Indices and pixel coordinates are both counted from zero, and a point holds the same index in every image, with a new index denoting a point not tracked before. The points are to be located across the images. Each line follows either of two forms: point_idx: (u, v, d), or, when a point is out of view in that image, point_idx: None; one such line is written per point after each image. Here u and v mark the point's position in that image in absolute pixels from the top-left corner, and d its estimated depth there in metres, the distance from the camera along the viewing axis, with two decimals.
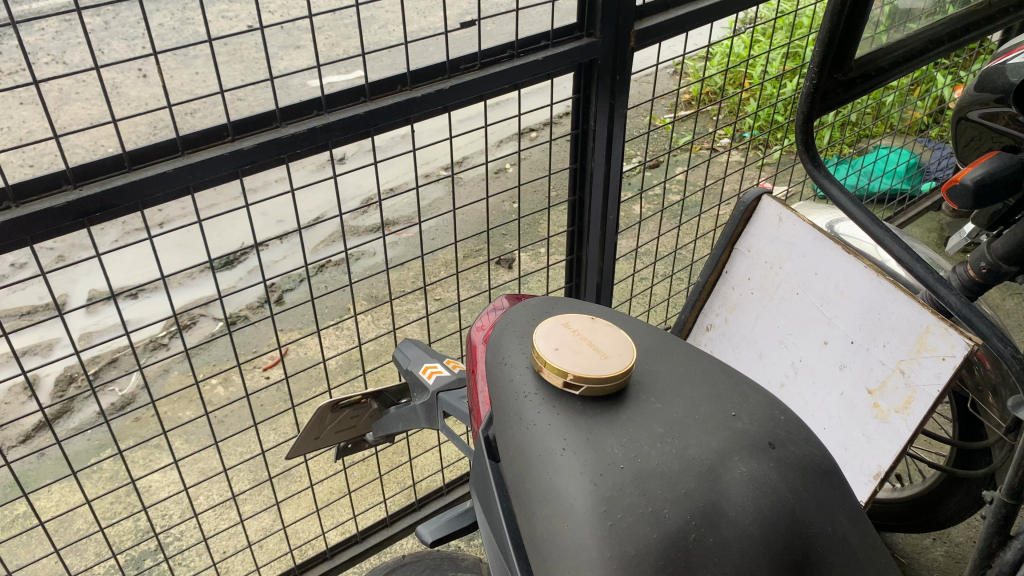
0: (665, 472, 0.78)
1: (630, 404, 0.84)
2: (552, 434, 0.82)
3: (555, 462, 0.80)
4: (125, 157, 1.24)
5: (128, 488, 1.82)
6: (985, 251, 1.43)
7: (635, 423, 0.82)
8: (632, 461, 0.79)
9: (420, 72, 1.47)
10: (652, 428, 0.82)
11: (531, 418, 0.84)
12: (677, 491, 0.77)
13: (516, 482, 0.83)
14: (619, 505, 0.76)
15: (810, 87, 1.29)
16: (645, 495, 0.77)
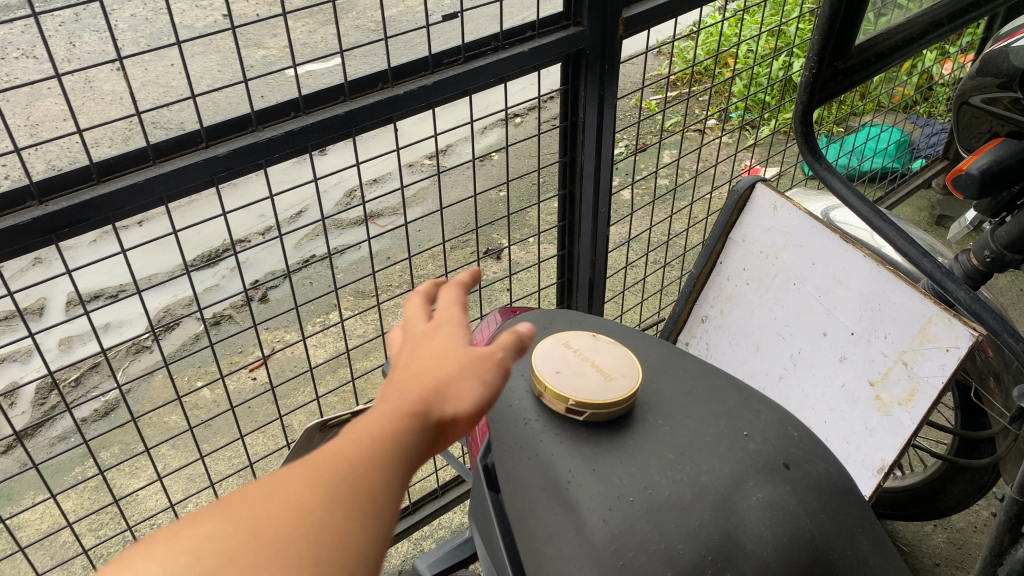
0: (676, 504, 0.82)
1: (642, 430, 0.88)
2: (562, 468, 0.86)
3: (566, 498, 0.85)
4: (92, 169, 1.17)
5: (112, 505, 1.78)
6: (988, 239, 1.37)
7: (645, 452, 0.86)
8: (641, 494, 0.83)
9: (401, 68, 1.41)
10: (664, 455, 0.85)
11: (540, 452, 0.88)
12: (689, 524, 0.81)
13: (527, 517, 0.88)
14: (630, 542, 0.81)
15: (809, 76, 1.24)
16: (656, 530, 0.81)
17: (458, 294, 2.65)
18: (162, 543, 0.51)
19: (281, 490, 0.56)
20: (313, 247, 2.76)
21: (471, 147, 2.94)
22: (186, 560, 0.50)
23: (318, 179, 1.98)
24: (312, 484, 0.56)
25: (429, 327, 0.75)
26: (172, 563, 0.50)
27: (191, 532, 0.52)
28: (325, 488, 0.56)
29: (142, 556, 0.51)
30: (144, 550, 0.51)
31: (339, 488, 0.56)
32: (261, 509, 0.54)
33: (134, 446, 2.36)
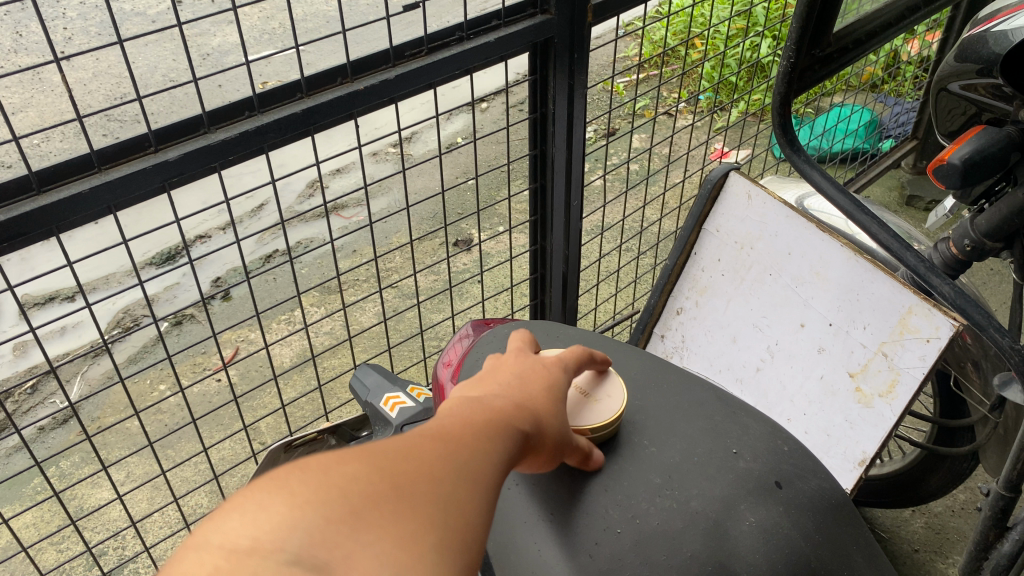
0: (668, 532, 0.84)
1: (629, 456, 0.91)
2: (539, 500, 0.88)
3: (545, 530, 0.86)
4: (31, 178, 1.09)
5: (73, 524, 1.71)
6: (968, 227, 1.34)
7: (635, 478, 0.89)
8: (630, 524, 0.85)
9: (361, 62, 1.34)
10: (652, 480, 0.88)
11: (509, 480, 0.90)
12: (683, 551, 0.83)
13: (500, 552, 0.88)
14: None
15: (787, 65, 1.20)
16: (646, 562, 0.83)
17: (429, 288, 2.60)
18: (312, 471, 0.53)
19: (415, 451, 0.58)
20: (277, 243, 2.68)
21: (438, 135, 2.87)
22: (334, 492, 0.52)
23: (279, 175, 1.91)
24: (441, 455, 0.59)
25: (534, 358, 0.84)
26: (323, 492, 0.51)
27: (336, 466, 0.54)
28: (450, 462, 0.59)
29: (292, 479, 0.52)
30: (291, 474, 0.52)
31: (461, 468, 0.60)
32: (402, 461, 0.57)
33: (96, 454, 2.28)
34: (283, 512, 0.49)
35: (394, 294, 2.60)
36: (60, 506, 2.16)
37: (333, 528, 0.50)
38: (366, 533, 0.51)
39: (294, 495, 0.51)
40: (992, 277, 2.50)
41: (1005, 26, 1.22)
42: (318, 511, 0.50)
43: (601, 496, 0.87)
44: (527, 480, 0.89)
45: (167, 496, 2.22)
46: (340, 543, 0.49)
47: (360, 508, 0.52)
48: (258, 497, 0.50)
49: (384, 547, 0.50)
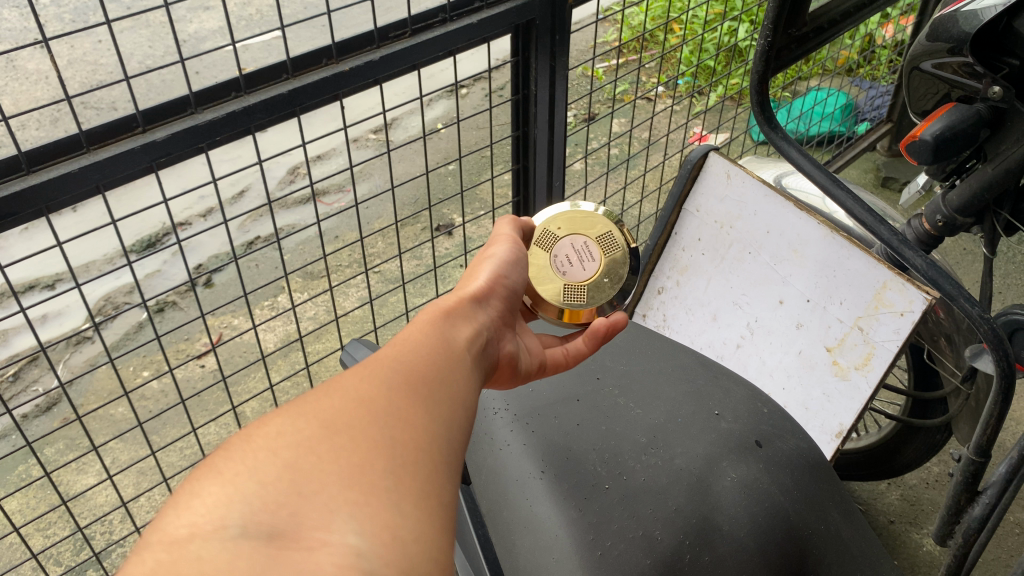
0: (654, 486, 0.91)
1: (618, 418, 0.99)
2: (531, 463, 0.95)
3: (536, 486, 0.93)
4: (21, 158, 1.10)
5: (62, 507, 1.72)
6: (940, 203, 1.37)
7: (623, 439, 0.96)
8: (619, 480, 0.92)
9: (346, 43, 1.35)
10: (638, 441, 0.96)
11: (506, 440, 0.98)
12: (668, 505, 0.89)
13: (493, 509, 0.94)
14: (607, 532, 0.87)
15: (764, 45, 1.22)
16: (635, 515, 0.88)
17: (412, 271, 2.62)
18: (235, 452, 0.55)
19: (346, 393, 0.61)
20: (259, 229, 2.67)
21: (419, 120, 2.87)
22: (266, 457, 0.54)
23: (262, 159, 1.90)
24: (376, 389, 0.62)
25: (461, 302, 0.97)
26: (256, 461, 0.54)
27: (266, 434, 0.56)
28: (386, 393, 0.62)
29: (221, 462, 0.54)
30: (220, 461, 0.55)
31: (399, 395, 0.63)
32: (334, 407, 0.59)
33: (80, 441, 2.28)
34: (218, 493, 0.52)
35: (378, 279, 2.62)
36: (46, 491, 2.16)
37: (272, 492, 0.52)
38: (307, 489, 0.53)
39: (223, 475, 0.53)
40: (965, 257, 2.55)
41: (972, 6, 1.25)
42: (252, 481, 0.53)
43: (590, 454, 0.95)
44: (520, 441, 0.97)
45: (154, 479, 2.23)
46: (280, 503, 0.52)
47: (297, 464, 0.54)
48: (191, 488, 0.53)
49: (333, 490, 0.53)
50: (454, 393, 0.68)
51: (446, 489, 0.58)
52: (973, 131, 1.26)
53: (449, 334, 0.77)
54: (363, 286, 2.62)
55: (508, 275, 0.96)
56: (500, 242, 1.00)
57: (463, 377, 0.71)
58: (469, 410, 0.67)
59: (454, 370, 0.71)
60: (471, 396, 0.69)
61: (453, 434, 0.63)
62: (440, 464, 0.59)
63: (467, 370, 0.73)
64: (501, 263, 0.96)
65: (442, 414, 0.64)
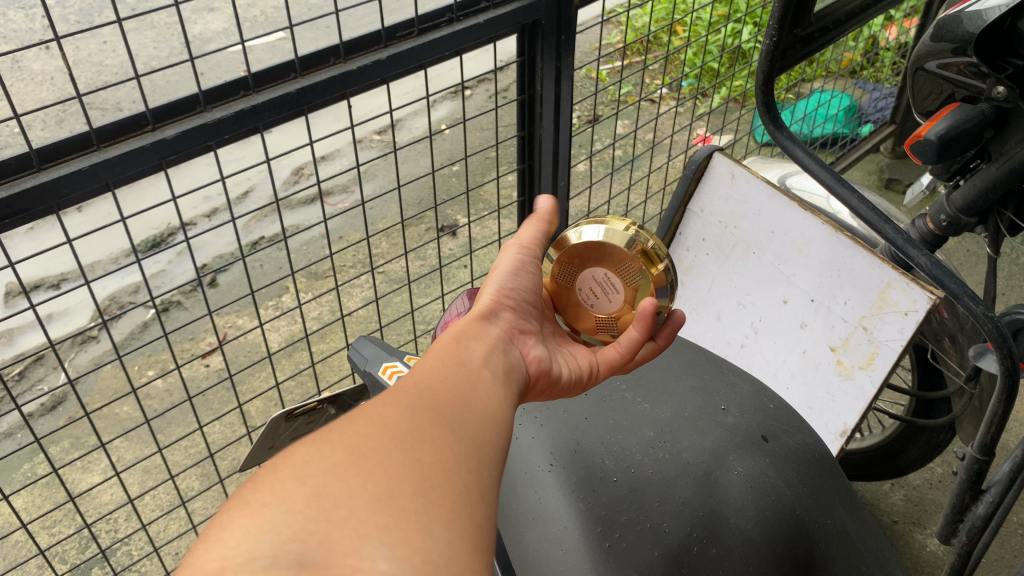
0: (662, 479, 0.92)
1: (627, 411, 1.00)
2: (541, 455, 0.96)
3: (544, 479, 0.94)
4: (32, 155, 1.11)
5: (68, 504, 1.73)
6: (944, 203, 1.38)
7: (631, 434, 0.97)
8: (626, 473, 0.93)
9: (353, 43, 1.36)
10: (646, 434, 0.97)
11: (515, 432, 0.99)
12: (676, 498, 0.90)
13: (501, 500, 0.95)
14: (616, 524, 0.88)
15: (769, 45, 1.23)
16: (643, 508, 0.89)
17: (416, 271, 2.62)
18: (262, 480, 0.56)
19: (371, 420, 0.63)
20: (263, 229, 2.68)
21: (423, 121, 2.87)
22: (294, 486, 0.56)
23: (269, 159, 1.91)
24: (400, 416, 0.64)
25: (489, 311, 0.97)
26: (284, 490, 0.55)
27: (293, 463, 0.58)
28: (410, 420, 0.64)
29: (249, 493, 0.56)
30: (247, 491, 0.56)
31: (423, 420, 0.65)
32: (360, 433, 0.61)
33: (85, 439, 2.28)
34: (247, 525, 0.53)
35: (382, 279, 2.63)
36: (52, 489, 2.16)
37: (301, 522, 0.54)
38: (335, 513, 0.55)
39: (251, 507, 0.54)
40: (969, 258, 2.55)
41: (977, 6, 1.26)
42: (281, 511, 0.54)
43: (598, 448, 0.96)
44: (528, 433, 0.98)
45: (159, 478, 2.23)
46: (310, 532, 0.53)
47: (326, 490, 0.56)
48: (219, 520, 0.54)
49: (363, 516, 0.55)
50: (475, 413, 0.70)
51: (475, 507, 0.60)
52: (978, 131, 1.27)
53: (465, 356, 0.80)
54: (367, 286, 2.62)
55: (518, 285, 0.97)
56: (510, 248, 1.00)
57: (485, 397, 0.73)
58: (492, 429, 0.69)
59: (475, 391, 0.73)
60: (495, 415, 0.71)
61: (477, 455, 0.65)
62: (467, 484, 0.61)
63: (490, 389, 0.75)
64: (507, 277, 0.97)
65: (467, 435, 0.66)
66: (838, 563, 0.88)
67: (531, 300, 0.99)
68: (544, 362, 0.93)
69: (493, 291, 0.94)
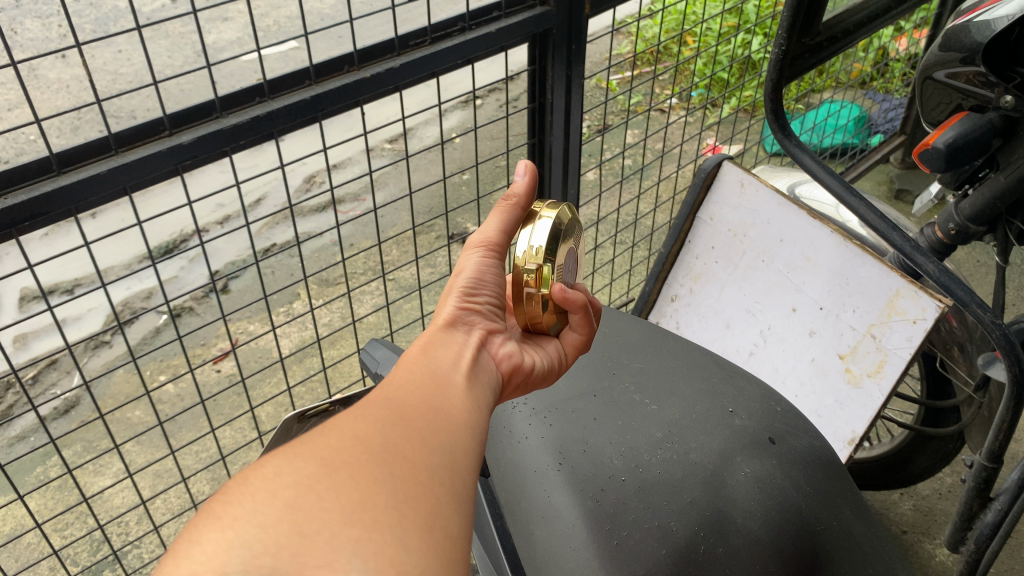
0: (670, 479, 0.93)
1: (635, 413, 1.01)
2: (548, 455, 0.97)
3: (553, 477, 0.95)
4: (52, 160, 1.13)
5: (80, 506, 1.75)
6: (953, 211, 1.38)
7: (638, 435, 0.98)
8: (633, 472, 0.94)
9: (367, 51, 1.38)
10: (654, 435, 0.98)
11: (524, 432, 1.00)
12: (684, 498, 0.91)
13: (509, 500, 0.96)
14: (624, 523, 0.89)
15: (778, 54, 1.25)
16: (650, 507, 0.90)
17: (427, 279, 2.64)
18: (232, 495, 0.56)
19: (341, 433, 0.63)
20: (276, 236, 2.70)
21: (434, 130, 2.89)
22: (265, 500, 0.56)
23: (283, 166, 1.92)
24: (371, 428, 0.64)
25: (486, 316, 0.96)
26: (254, 505, 0.55)
27: (262, 478, 0.57)
28: (381, 431, 0.64)
29: (218, 508, 0.55)
30: (216, 506, 0.56)
31: (394, 431, 0.65)
32: (330, 446, 0.61)
33: (97, 443, 2.30)
34: (217, 540, 0.53)
35: (393, 286, 2.65)
36: (64, 492, 2.18)
37: (272, 535, 0.54)
38: (307, 525, 0.54)
39: (220, 521, 0.54)
40: (979, 269, 2.55)
41: (985, 16, 1.27)
42: (251, 525, 0.54)
43: (606, 448, 0.97)
44: (537, 433, 0.99)
45: (170, 481, 2.25)
46: (281, 546, 0.53)
47: (296, 504, 0.56)
48: (188, 535, 0.54)
49: (335, 529, 0.55)
50: (448, 420, 0.69)
51: (450, 519, 0.60)
52: (984, 139, 1.27)
53: (434, 361, 0.79)
54: (378, 293, 2.64)
55: (485, 285, 0.95)
56: (471, 249, 0.96)
57: (457, 404, 0.73)
58: (466, 435, 0.69)
59: (446, 396, 0.73)
60: (467, 420, 0.71)
61: (453, 464, 0.65)
62: (439, 495, 0.61)
63: (460, 394, 0.75)
64: (468, 281, 0.93)
65: (440, 444, 0.66)
66: (842, 565, 0.89)
67: (498, 295, 0.97)
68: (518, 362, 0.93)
69: (460, 289, 0.92)
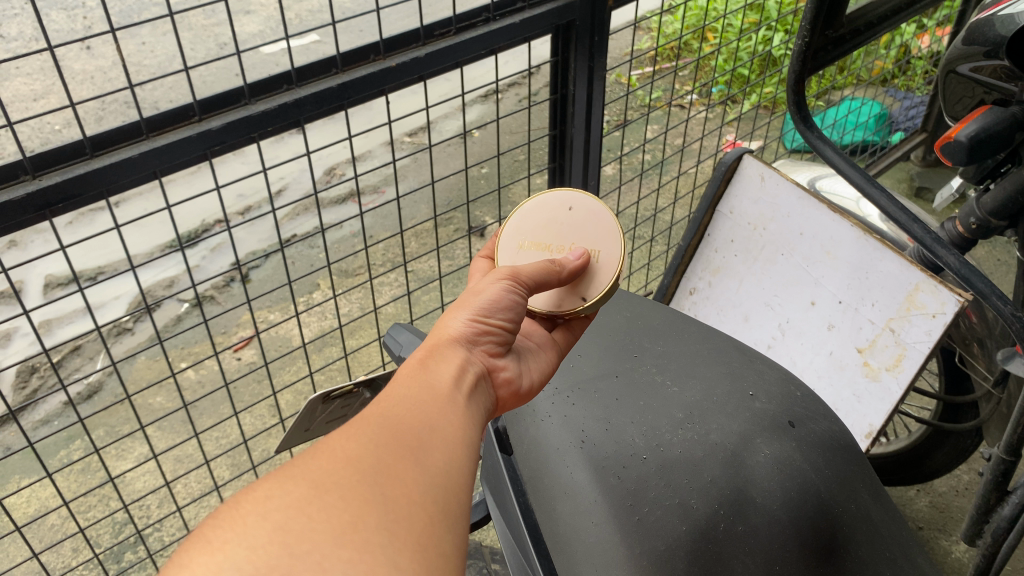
0: (690, 459, 0.94)
1: (655, 393, 1.03)
2: (572, 434, 0.99)
3: (576, 455, 0.97)
4: (86, 143, 1.15)
5: (103, 486, 1.79)
6: (974, 206, 1.38)
7: (660, 415, 0.99)
8: (654, 452, 0.95)
9: (393, 40, 1.39)
10: (675, 416, 0.99)
11: (547, 413, 1.03)
12: (704, 478, 0.92)
13: (533, 479, 0.98)
14: (645, 501, 0.91)
15: (801, 45, 1.27)
16: (670, 484, 0.92)
17: (446, 270, 2.66)
18: (221, 521, 0.56)
19: (332, 455, 0.63)
20: (297, 226, 2.73)
21: (455, 123, 2.90)
22: (254, 522, 0.56)
23: (306, 155, 1.94)
24: (362, 448, 0.64)
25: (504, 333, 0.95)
26: (244, 528, 0.55)
27: (253, 501, 0.58)
28: (373, 452, 0.64)
29: (208, 532, 0.56)
30: (206, 531, 0.56)
31: (386, 451, 0.64)
32: (322, 468, 0.61)
33: (120, 428, 2.33)
34: (207, 564, 0.54)
35: (413, 277, 2.67)
36: (87, 474, 2.22)
37: (262, 556, 0.54)
38: (299, 549, 0.55)
39: (211, 544, 0.55)
40: (999, 267, 2.54)
41: (1011, 10, 1.27)
42: (242, 546, 0.54)
43: (628, 428, 0.99)
44: (559, 413, 1.02)
45: (191, 465, 2.29)
46: (272, 567, 0.53)
47: (287, 526, 0.56)
48: (179, 559, 0.55)
49: (326, 550, 0.55)
50: (441, 436, 0.69)
51: (440, 539, 0.60)
52: (1006, 134, 1.27)
53: (431, 379, 0.78)
54: (396, 285, 2.66)
55: (501, 313, 0.92)
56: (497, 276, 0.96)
57: (450, 421, 0.72)
58: (462, 456, 0.69)
59: (443, 416, 0.72)
60: (460, 435, 0.71)
61: (445, 486, 0.64)
62: (431, 514, 0.61)
63: (454, 411, 0.74)
64: (483, 304, 0.91)
65: (434, 465, 0.65)
66: (860, 546, 0.89)
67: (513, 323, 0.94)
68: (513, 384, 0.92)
69: (474, 315, 0.90)
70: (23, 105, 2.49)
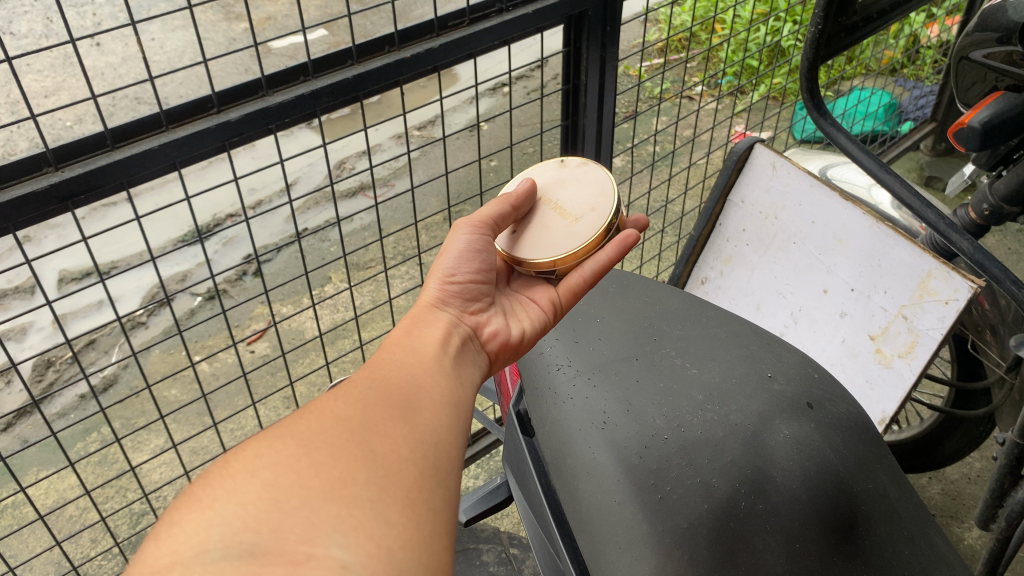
0: (711, 440, 0.95)
1: (675, 375, 1.04)
2: (592, 417, 1.01)
3: (596, 437, 0.99)
4: (107, 135, 1.17)
5: (121, 476, 1.81)
6: (987, 192, 1.38)
7: (680, 396, 1.01)
8: (675, 433, 0.97)
9: (408, 31, 1.40)
10: (696, 397, 1.00)
11: (569, 396, 1.05)
12: (726, 458, 0.93)
13: (555, 462, 1.00)
14: (670, 481, 0.92)
15: (815, 32, 1.28)
16: (692, 465, 0.93)
17: None
18: (212, 481, 0.61)
19: (322, 415, 0.67)
20: (309, 220, 2.74)
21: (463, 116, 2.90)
22: (244, 480, 0.60)
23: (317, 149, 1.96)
24: (350, 409, 0.69)
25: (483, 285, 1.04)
26: (234, 485, 0.60)
27: (243, 459, 0.62)
28: (361, 411, 0.69)
29: (199, 491, 0.60)
30: (198, 490, 0.61)
31: (374, 408, 0.70)
32: (309, 427, 0.66)
33: (136, 420, 2.35)
34: (198, 520, 0.58)
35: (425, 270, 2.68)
36: (105, 465, 2.24)
37: (251, 513, 0.58)
38: (289, 502, 0.59)
39: (201, 502, 0.59)
40: (1010, 256, 2.55)
41: None
42: (231, 503, 0.59)
43: (649, 409, 1.00)
44: (582, 396, 1.04)
45: (206, 456, 2.31)
46: (261, 522, 0.57)
47: (275, 483, 0.60)
48: (171, 517, 0.59)
49: (315, 505, 0.59)
50: (428, 397, 0.75)
51: (429, 495, 0.64)
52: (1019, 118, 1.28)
53: (416, 343, 0.85)
54: (408, 277, 2.68)
55: (466, 267, 1.02)
56: (462, 231, 1.05)
57: (437, 385, 0.78)
58: (448, 413, 0.74)
59: (426, 374, 0.78)
60: (447, 398, 0.76)
61: (433, 444, 0.69)
62: (422, 472, 0.65)
63: (442, 371, 0.81)
64: (453, 261, 1.02)
65: (422, 421, 0.71)
66: (881, 526, 0.90)
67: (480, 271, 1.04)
68: (502, 335, 1.01)
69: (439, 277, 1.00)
70: (35, 102, 2.50)
